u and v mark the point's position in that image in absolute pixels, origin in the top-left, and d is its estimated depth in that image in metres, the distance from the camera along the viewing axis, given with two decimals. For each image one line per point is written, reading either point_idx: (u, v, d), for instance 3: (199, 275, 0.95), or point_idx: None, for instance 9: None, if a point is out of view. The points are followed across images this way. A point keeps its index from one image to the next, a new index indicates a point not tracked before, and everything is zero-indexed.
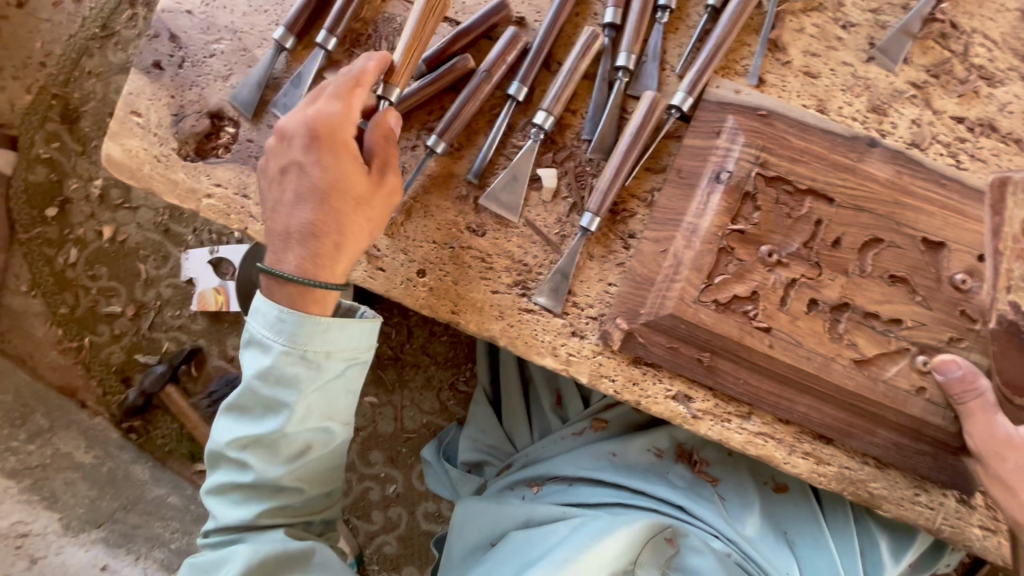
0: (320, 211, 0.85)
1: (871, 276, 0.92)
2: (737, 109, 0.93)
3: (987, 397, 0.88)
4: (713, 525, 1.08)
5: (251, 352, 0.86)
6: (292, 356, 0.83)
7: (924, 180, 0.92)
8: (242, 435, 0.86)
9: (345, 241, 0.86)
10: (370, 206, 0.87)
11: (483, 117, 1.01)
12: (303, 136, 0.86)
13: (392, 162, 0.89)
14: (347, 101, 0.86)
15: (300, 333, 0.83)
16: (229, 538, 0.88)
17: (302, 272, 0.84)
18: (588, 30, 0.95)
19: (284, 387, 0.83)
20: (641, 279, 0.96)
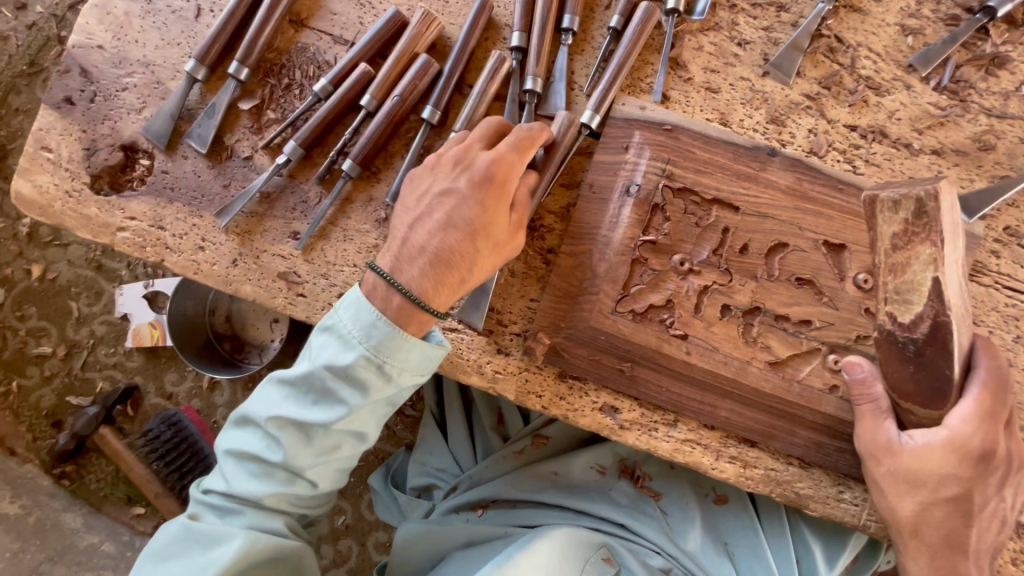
0: (461, 245, 0.87)
1: (779, 280, 0.95)
2: (642, 125, 0.97)
3: (879, 404, 0.90)
4: (655, 543, 1.09)
5: (330, 340, 0.85)
6: (370, 362, 0.83)
7: (822, 185, 0.96)
8: (286, 415, 0.86)
9: (470, 279, 0.89)
10: (500, 252, 0.89)
11: (398, 141, 1.02)
12: (485, 171, 0.87)
13: (527, 223, 0.92)
14: (523, 154, 0.88)
15: (387, 342, 0.83)
16: (232, 509, 0.88)
17: (424, 292, 0.86)
18: (495, 55, 0.98)
19: (350, 387, 0.84)
20: (561, 293, 0.97)
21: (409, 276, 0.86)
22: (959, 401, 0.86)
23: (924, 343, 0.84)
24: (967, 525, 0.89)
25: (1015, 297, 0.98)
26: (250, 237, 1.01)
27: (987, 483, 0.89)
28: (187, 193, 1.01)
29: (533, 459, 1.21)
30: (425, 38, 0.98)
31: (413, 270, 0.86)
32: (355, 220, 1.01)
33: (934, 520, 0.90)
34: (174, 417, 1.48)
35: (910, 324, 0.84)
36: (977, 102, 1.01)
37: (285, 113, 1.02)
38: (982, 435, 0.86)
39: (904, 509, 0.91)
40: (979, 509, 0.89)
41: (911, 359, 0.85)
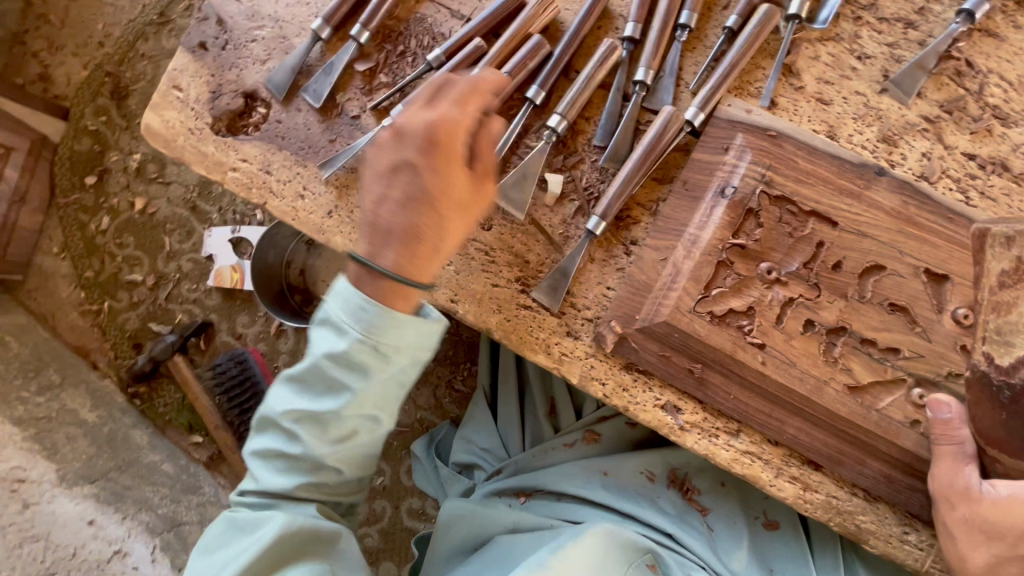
0: (421, 218, 0.79)
1: (870, 303, 0.92)
2: (747, 128, 0.96)
3: (963, 446, 0.86)
4: (701, 557, 1.06)
5: (323, 332, 0.82)
6: (364, 346, 0.79)
7: (931, 211, 0.92)
8: (297, 408, 0.84)
9: (444, 246, 0.82)
10: (467, 212, 0.83)
11: (500, 117, 1.04)
12: (415, 135, 0.79)
13: (492, 171, 0.84)
14: (466, 107, 0.80)
15: (380, 325, 0.79)
16: (264, 502, 0.89)
17: (398, 269, 0.79)
18: (607, 43, 0.99)
19: (352, 373, 0.81)
20: (640, 285, 0.97)
21: (386, 260, 0.79)
22: None
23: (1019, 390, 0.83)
24: None
25: None
26: (347, 191, 1.06)
27: None
28: (296, 143, 1.08)
29: (584, 454, 1.20)
30: (540, 20, 1.01)
31: (388, 254, 0.79)
32: None
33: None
34: (241, 356, 1.56)
35: (1008, 367, 0.84)
36: None
37: (396, 78, 1.07)
38: None
39: (976, 562, 0.85)
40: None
41: (1004, 405, 0.84)
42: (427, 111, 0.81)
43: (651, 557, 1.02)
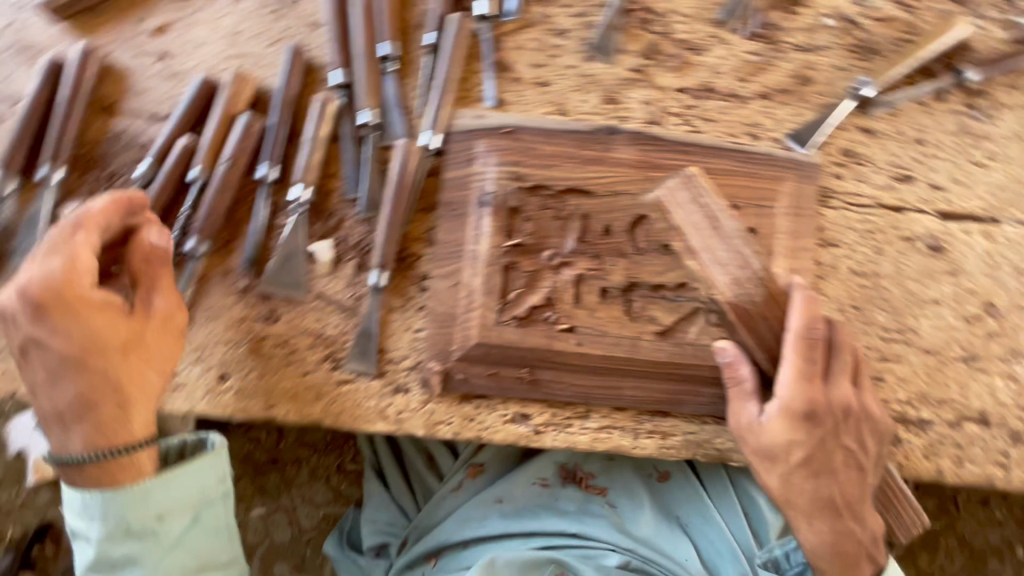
0: (86, 386, 0.83)
1: (648, 252, 0.96)
2: (482, 134, 0.97)
3: (744, 385, 0.91)
4: (608, 541, 1.10)
5: (80, 545, 0.88)
6: (116, 535, 0.85)
7: (665, 151, 0.99)
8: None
9: (129, 398, 0.85)
10: (142, 354, 0.86)
11: (244, 205, 0.97)
12: (22, 311, 0.81)
13: (165, 283, 0.88)
14: (64, 253, 0.81)
15: (121, 504, 0.84)
16: None
17: (89, 445, 0.84)
18: (318, 98, 0.96)
19: (125, 568, 0.87)
20: (443, 316, 0.96)
21: (74, 444, 0.85)
22: (784, 371, 0.89)
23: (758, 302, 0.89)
24: (831, 480, 0.93)
25: (864, 212, 1.05)
26: None
27: (835, 437, 0.92)
28: None
29: (476, 490, 1.20)
30: (242, 96, 0.95)
31: (73, 439, 0.84)
32: (216, 297, 0.96)
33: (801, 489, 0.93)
34: None
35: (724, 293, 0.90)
36: (788, 41, 1.06)
37: None
38: (812, 397, 0.89)
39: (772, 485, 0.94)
40: (832, 463, 0.93)
41: (751, 329, 0.90)
42: (27, 273, 0.82)
43: (556, 566, 1.07)
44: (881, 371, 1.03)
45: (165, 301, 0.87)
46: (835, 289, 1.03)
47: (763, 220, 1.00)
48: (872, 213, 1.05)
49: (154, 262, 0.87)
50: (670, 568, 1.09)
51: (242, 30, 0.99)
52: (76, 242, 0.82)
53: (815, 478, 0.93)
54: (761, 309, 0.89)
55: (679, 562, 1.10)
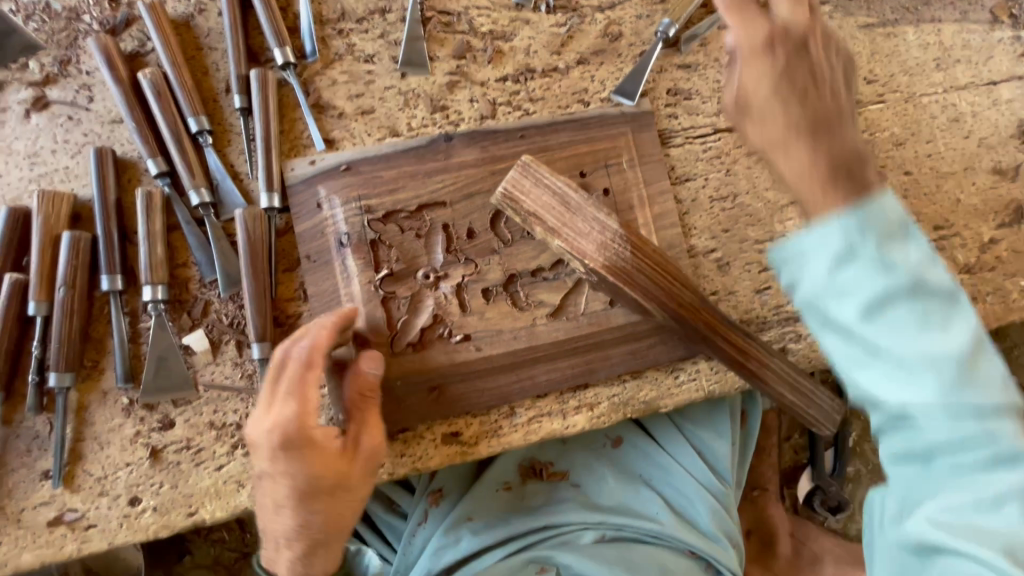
0: (298, 517, 0.80)
1: (516, 241, 0.98)
2: (320, 178, 0.96)
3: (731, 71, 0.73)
4: (579, 522, 1.12)
5: None
6: None
7: (504, 142, 1.01)
8: None
9: (329, 535, 0.83)
10: (341, 496, 0.82)
11: (99, 321, 0.93)
12: (269, 443, 0.77)
13: (365, 432, 0.85)
14: (301, 397, 0.78)
15: None
16: None
17: (292, 570, 0.85)
18: (140, 194, 0.92)
19: None
20: (339, 366, 0.94)
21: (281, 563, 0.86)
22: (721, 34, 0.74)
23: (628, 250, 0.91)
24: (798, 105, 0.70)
25: (706, 141, 1.10)
26: None
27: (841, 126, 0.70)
28: None
29: (441, 516, 1.18)
30: (59, 215, 0.90)
31: (280, 555, 0.85)
32: (101, 422, 0.92)
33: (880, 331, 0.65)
34: None
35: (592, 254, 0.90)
36: (587, 6, 1.10)
37: None
38: (780, 112, 0.70)
39: (803, 163, 0.68)
40: (826, 114, 0.70)
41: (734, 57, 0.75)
42: (264, 416, 0.78)
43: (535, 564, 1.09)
44: (768, 280, 1.08)
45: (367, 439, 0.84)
46: (703, 219, 1.08)
47: (614, 177, 1.03)
48: (714, 139, 1.10)
49: (369, 399, 0.86)
50: (642, 528, 1.12)
51: (42, 147, 0.95)
52: (272, 394, 0.80)
53: (835, 127, 0.70)
54: (633, 262, 0.91)
55: (649, 517, 1.14)
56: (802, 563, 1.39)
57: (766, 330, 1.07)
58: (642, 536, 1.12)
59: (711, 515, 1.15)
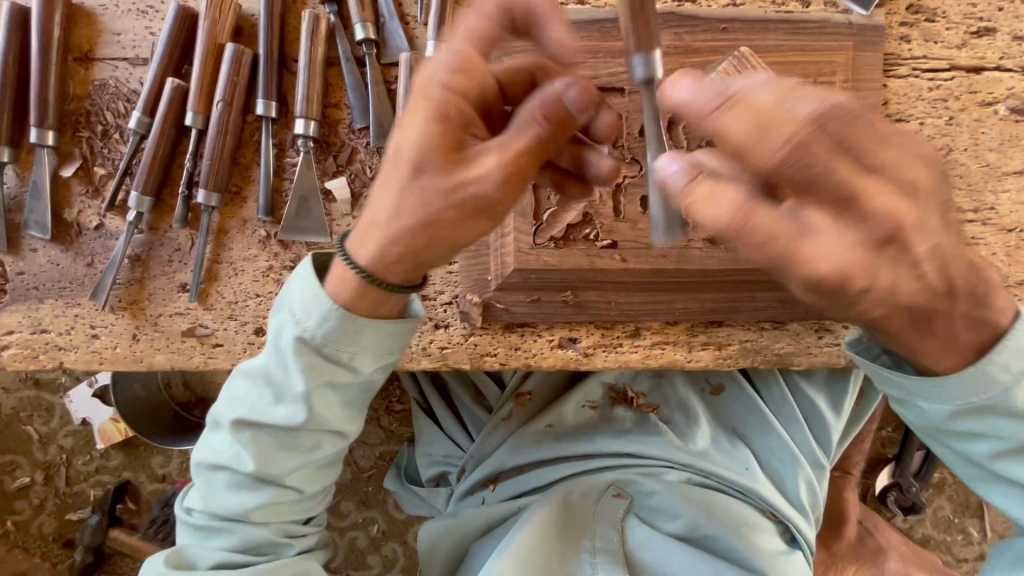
0: (409, 200, 0.63)
1: (690, 152, 0.88)
2: (492, 36, 0.86)
3: None
4: (665, 459, 1.08)
5: (285, 332, 0.73)
6: (325, 351, 0.72)
7: (703, 32, 0.86)
8: (241, 438, 0.76)
9: (431, 230, 0.64)
10: (465, 205, 0.62)
11: (248, 147, 0.91)
12: (426, 91, 0.63)
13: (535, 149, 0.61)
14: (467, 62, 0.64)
15: (343, 331, 0.71)
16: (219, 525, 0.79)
17: (370, 263, 0.69)
18: (307, 16, 0.85)
19: (305, 403, 0.73)
20: (476, 247, 0.91)
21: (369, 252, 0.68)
22: None
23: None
24: None
25: (936, 78, 0.91)
26: (140, 307, 0.92)
27: None
28: (54, 287, 0.92)
29: (524, 418, 1.19)
30: (224, 25, 0.86)
31: (368, 247, 0.68)
32: (238, 249, 0.92)
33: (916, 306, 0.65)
34: (167, 497, 1.46)
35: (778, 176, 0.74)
36: None
37: (114, 163, 0.90)
38: None
39: None
40: None
41: None
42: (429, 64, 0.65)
43: (614, 488, 1.07)
44: None
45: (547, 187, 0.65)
46: None
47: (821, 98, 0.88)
48: (946, 77, 0.91)
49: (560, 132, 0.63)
50: (732, 481, 1.06)
51: None
52: (506, 132, 0.62)
53: None
54: None
55: (739, 471, 1.07)
56: (864, 551, 1.35)
57: None
58: (727, 488, 1.07)
59: (802, 484, 1.09)
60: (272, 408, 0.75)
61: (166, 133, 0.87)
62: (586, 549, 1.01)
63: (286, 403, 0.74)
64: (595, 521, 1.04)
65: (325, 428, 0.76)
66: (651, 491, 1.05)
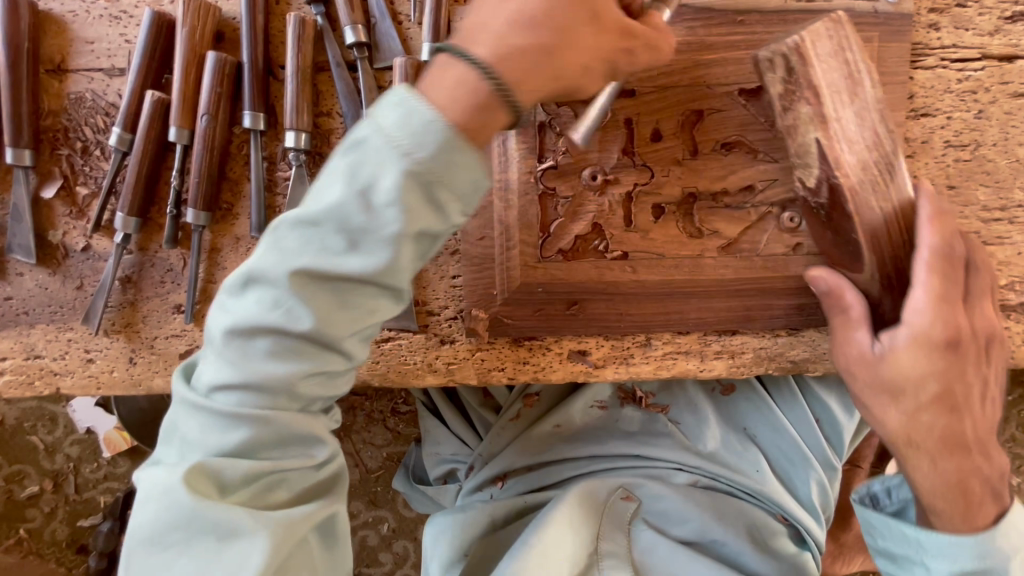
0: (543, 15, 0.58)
1: (705, 155, 0.82)
2: None
3: None
4: (674, 462, 1.05)
5: (368, 147, 0.53)
6: (419, 183, 0.53)
7: (719, 25, 0.80)
8: (271, 308, 0.55)
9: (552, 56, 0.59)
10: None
11: (237, 161, 0.86)
12: None
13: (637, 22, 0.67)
14: None
15: (445, 155, 0.52)
16: (221, 420, 0.58)
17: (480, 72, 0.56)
18: (292, 18, 0.79)
19: (392, 250, 0.54)
20: (480, 259, 0.86)
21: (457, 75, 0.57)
22: None
23: (831, 208, 0.74)
24: None
25: (965, 69, 0.86)
26: (134, 330, 0.89)
27: None
28: (44, 311, 0.88)
29: (530, 420, 1.15)
30: (204, 30, 0.80)
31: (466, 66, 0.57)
32: (232, 268, 0.88)
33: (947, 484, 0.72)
34: None
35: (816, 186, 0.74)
36: None
37: (97, 181, 0.85)
38: None
39: None
40: None
41: None
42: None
43: (622, 490, 1.03)
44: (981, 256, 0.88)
45: (493, 123, 0.57)
46: (930, 168, 0.87)
47: None
48: (976, 67, 0.86)
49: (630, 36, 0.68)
50: (742, 484, 1.04)
51: None
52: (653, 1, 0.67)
53: None
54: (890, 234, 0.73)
55: (749, 474, 1.05)
56: None
57: None
58: (736, 491, 1.05)
59: (813, 486, 1.07)
60: (351, 237, 0.54)
61: (147, 151, 0.82)
62: (593, 552, 0.95)
63: (372, 230, 0.54)
64: (606, 520, 0.99)
65: (385, 288, 0.58)
66: (660, 493, 1.02)
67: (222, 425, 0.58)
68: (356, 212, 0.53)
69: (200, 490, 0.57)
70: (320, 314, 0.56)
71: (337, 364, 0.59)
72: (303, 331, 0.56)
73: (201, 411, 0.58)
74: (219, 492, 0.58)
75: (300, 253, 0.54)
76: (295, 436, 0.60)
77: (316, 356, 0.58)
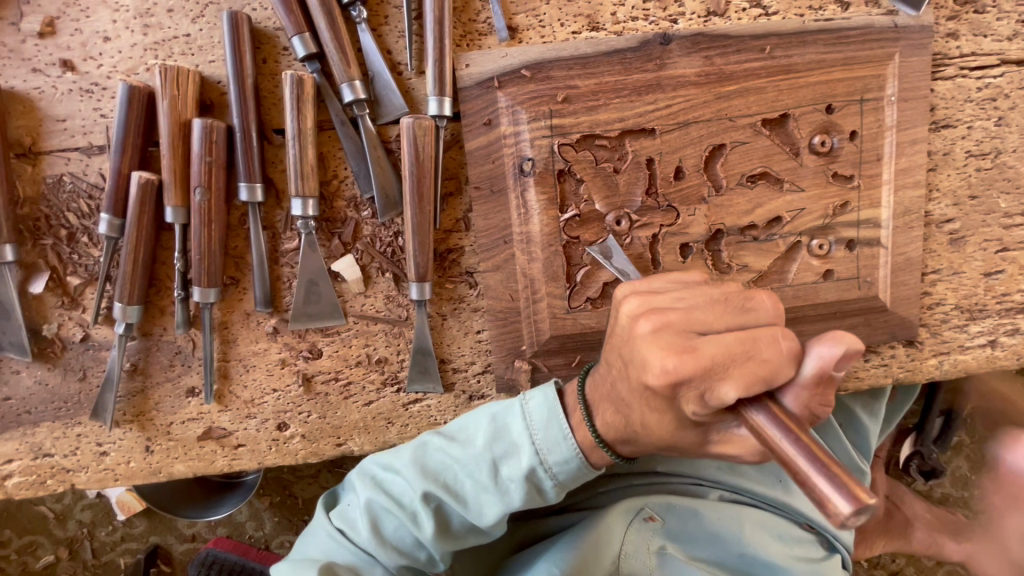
0: None
1: (730, 189, 0.79)
2: (500, 81, 0.75)
3: None
4: (693, 476, 0.91)
5: (514, 404, 0.69)
6: (525, 449, 0.67)
7: (737, 52, 0.77)
8: (457, 470, 0.69)
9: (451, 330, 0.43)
10: None
11: (236, 234, 0.80)
12: None
13: None
14: None
15: (546, 427, 0.66)
16: (400, 518, 0.71)
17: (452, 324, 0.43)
18: (286, 78, 0.72)
19: (509, 477, 0.67)
20: (505, 313, 0.82)
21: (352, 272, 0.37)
22: None
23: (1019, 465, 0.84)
24: None
25: (985, 76, 0.83)
26: (147, 418, 0.85)
27: None
28: (47, 408, 0.83)
29: None
30: (187, 98, 0.73)
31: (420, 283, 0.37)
32: (245, 344, 0.84)
33: (689, 365, 0.51)
34: (209, 556, 1.30)
35: None
36: None
37: (89, 269, 0.79)
38: None
39: None
40: None
41: None
42: None
43: (651, 505, 0.88)
44: (1004, 262, 0.89)
45: None
46: (951, 179, 0.86)
47: (867, 116, 0.79)
48: (996, 74, 0.84)
49: None
50: (764, 495, 0.93)
51: (155, 3, 0.75)
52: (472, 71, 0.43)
53: None
54: None
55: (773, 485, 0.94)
56: None
57: (977, 320, 0.90)
58: (759, 501, 0.93)
59: None
60: (551, 440, 0.66)
61: (142, 235, 0.75)
62: None
63: (568, 449, 0.65)
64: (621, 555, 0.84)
65: (512, 492, 0.67)
66: (688, 512, 0.88)
67: (411, 481, 0.70)
68: (568, 429, 0.66)
69: (369, 520, 0.71)
70: (510, 475, 0.66)
71: (490, 516, 0.69)
72: (487, 483, 0.68)
73: (411, 456, 0.72)
74: (410, 506, 0.70)
75: (523, 423, 0.67)
76: (441, 534, 0.71)
77: (481, 502, 0.69)
